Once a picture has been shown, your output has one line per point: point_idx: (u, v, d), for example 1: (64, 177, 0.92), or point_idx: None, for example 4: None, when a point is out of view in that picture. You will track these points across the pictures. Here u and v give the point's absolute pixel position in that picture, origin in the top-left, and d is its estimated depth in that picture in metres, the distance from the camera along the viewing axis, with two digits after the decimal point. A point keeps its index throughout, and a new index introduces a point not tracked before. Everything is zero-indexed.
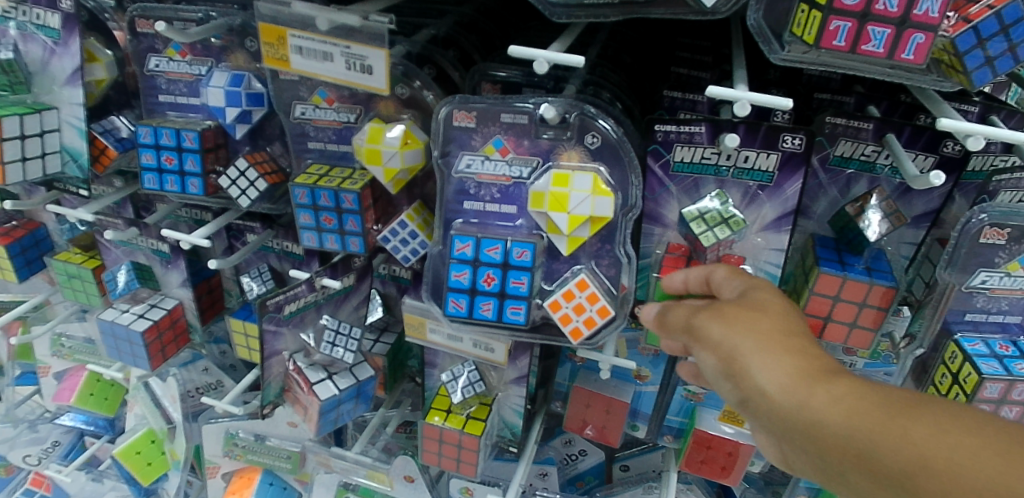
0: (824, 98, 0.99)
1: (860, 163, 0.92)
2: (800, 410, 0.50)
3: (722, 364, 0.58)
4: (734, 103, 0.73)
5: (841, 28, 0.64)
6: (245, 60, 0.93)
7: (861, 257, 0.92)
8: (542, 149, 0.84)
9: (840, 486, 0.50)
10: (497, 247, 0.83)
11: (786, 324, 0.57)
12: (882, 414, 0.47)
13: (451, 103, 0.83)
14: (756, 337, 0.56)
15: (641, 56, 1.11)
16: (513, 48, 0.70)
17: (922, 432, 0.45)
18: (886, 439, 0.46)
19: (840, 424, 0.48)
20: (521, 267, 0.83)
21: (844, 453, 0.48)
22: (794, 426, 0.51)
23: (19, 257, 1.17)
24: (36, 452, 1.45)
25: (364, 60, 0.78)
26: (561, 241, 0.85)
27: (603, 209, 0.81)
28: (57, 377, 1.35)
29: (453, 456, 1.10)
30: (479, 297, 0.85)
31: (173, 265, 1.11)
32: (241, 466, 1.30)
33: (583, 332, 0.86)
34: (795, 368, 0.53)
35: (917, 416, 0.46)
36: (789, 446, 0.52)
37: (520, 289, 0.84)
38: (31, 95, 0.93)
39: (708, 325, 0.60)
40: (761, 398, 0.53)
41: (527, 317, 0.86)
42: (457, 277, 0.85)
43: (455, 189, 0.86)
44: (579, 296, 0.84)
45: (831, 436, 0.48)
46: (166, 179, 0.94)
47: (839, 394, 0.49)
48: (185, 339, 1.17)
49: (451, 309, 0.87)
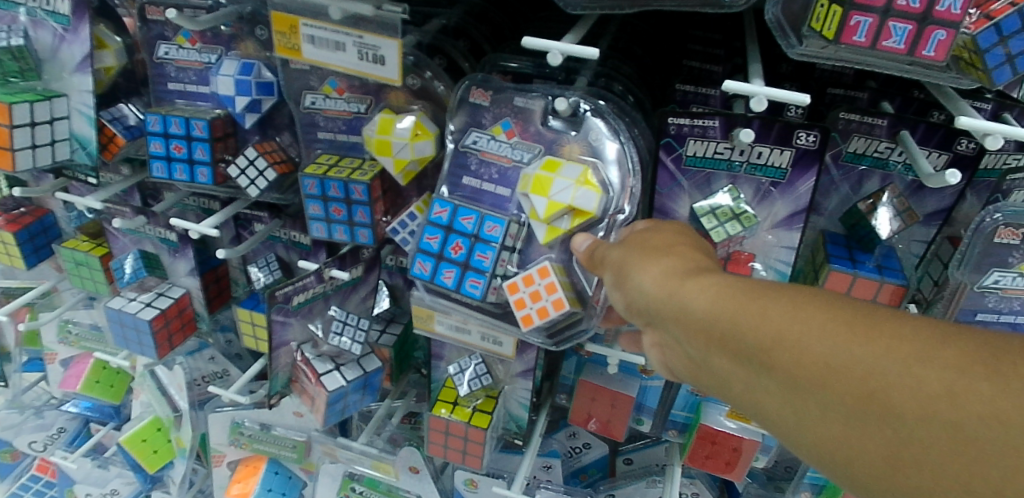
0: (838, 93, 0.98)
1: (872, 160, 0.91)
2: (671, 297, 0.56)
3: (617, 270, 0.65)
4: (751, 98, 0.73)
5: (862, 23, 0.63)
6: (254, 49, 0.92)
7: (872, 255, 0.92)
8: (547, 140, 0.84)
9: (705, 366, 0.56)
10: (472, 218, 0.82)
11: (676, 241, 0.64)
12: (736, 294, 0.52)
13: (470, 79, 0.85)
14: (648, 248, 0.63)
15: (654, 47, 1.09)
16: (525, 39, 0.70)
17: (765, 306, 0.50)
18: (738, 313, 0.51)
19: (703, 306, 0.53)
20: (489, 241, 0.82)
21: (703, 329, 0.53)
22: (666, 313, 0.57)
23: (27, 244, 1.17)
24: (42, 438, 1.45)
25: (376, 50, 0.78)
26: (538, 229, 0.82)
27: (585, 202, 0.78)
28: (63, 364, 1.36)
29: (459, 448, 1.10)
30: (443, 264, 0.84)
31: (181, 254, 1.11)
32: (246, 455, 1.30)
33: (533, 321, 0.81)
34: (675, 266, 0.59)
35: (773, 293, 0.50)
36: (666, 332, 0.58)
37: (483, 263, 0.82)
38: (41, 82, 0.92)
39: (609, 243, 0.68)
40: (643, 292, 0.59)
41: (483, 293, 0.83)
42: (428, 239, 0.84)
43: (456, 164, 0.86)
44: (538, 283, 0.79)
45: (693, 316, 0.54)
46: (174, 168, 0.93)
47: (706, 283, 0.55)
48: (192, 327, 1.18)
49: (416, 270, 0.85)
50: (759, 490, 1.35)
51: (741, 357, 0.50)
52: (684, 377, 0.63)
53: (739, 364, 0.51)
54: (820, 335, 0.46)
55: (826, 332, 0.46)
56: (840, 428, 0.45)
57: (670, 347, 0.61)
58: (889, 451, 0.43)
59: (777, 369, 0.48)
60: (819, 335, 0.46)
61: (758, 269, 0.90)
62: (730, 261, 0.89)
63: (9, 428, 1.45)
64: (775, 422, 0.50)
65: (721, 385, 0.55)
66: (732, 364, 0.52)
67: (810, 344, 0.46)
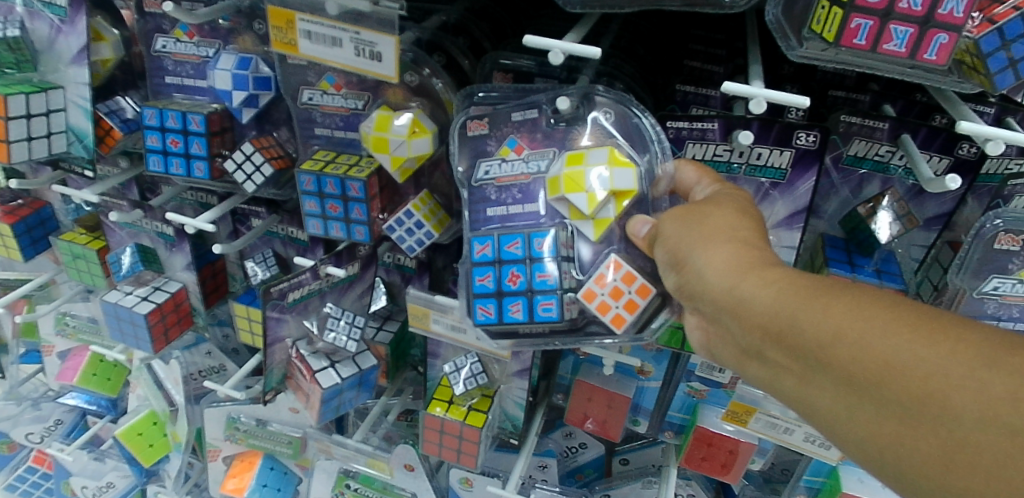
0: (839, 95, 0.98)
1: (873, 163, 0.90)
2: (740, 291, 0.58)
3: (673, 256, 0.66)
4: (750, 100, 0.72)
5: (862, 26, 0.62)
6: (253, 43, 0.91)
7: (871, 258, 0.92)
8: (557, 139, 0.83)
9: (757, 356, 0.59)
10: (517, 241, 0.79)
11: (743, 225, 0.65)
12: (801, 292, 0.54)
13: (464, 112, 0.84)
14: (706, 230, 0.64)
15: (657, 46, 1.09)
16: (528, 37, 0.70)
17: (828, 307, 0.52)
18: (809, 310, 0.52)
19: (776, 304, 0.55)
20: (544, 257, 0.78)
21: (770, 325, 0.55)
22: (733, 308, 0.58)
23: (24, 235, 1.17)
24: (38, 430, 1.45)
25: (373, 46, 0.77)
26: (586, 227, 0.79)
27: (625, 181, 0.76)
28: (60, 356, 1.36)
29: (453, 447, 1.10)
30: (508, 299, 0.79)
31: (178, 249, 1.11)
32: (242, 451, 1.30)
33: (625, 318, 0.76)
34: (738, 256, 0.61)
35: (837, 294, 0.53)
36: (722, 321, 0.61)
37: (548, 282, 0.78)
38: (37, 74, 0.91)
39: (662, 223, 0.69)
40: (705, 283, 0.61)
41: (560, 312, 0.78)
42: (480, 281, 0.81)
43: (476, 199, 0.84)
44: (613, 281, 0.76)
45: (754, 309, 0.56)
46: (171, 162, 0.93)
47: (768, 279, 0.57)
48: (188, 322, 1.17)
49: (480, 317, 0.81)
50: (755, 492, 1.35)
51: (806, 354, 0.53)
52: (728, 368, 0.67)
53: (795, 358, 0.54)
54: (895, 339, 0.47)
55: (901, 334, 0.47)
56: (892, 429, 0.47)
57: (724, 337, 0.64)
58: (943, 454, 0.44)
59: (841, 370, 0.50)
60: (894, 341, 0.47)
61: None
62: None
63: (6, 420, 1.45)
64: (828, 418, 0.53)
65: (779, 378, 0.57)
66: (793, 361, 0.54)
67: (882, 349, 0.47)
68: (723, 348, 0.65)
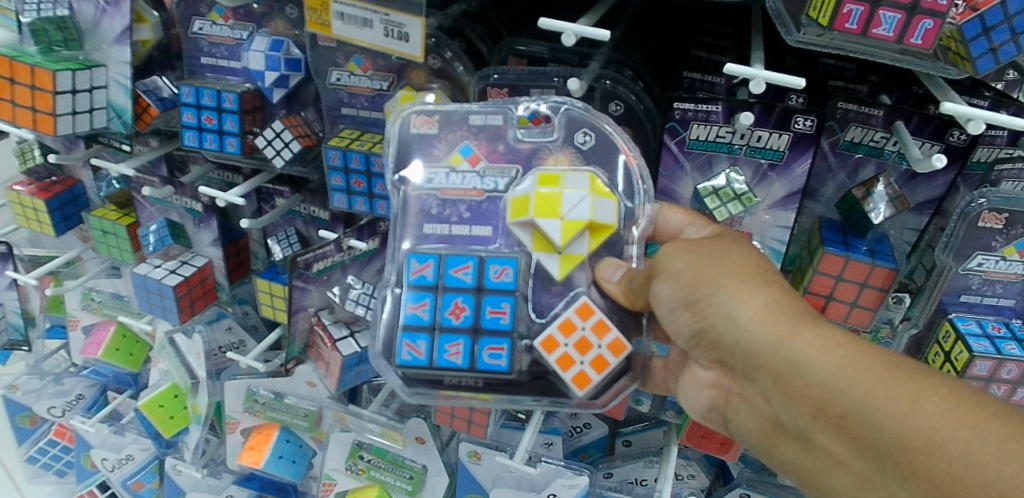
0: (839, 85, 1.03)
1: (869, 148, 0.96)
2: (776, 342, 0.64)
3: (687, 293, 0.72)
4: (751, 80, 0.81)
5: (853, 12, 0.69)
6: (284, 27, 0.97)
7: (865, 239, 0.97)
8: (523, 156, 0.84)
9: (804, 428, 0.63)
10: (467, 267, 0.81)
11: (766, 270, 0.72)
12: (856, 360, 0.59)
13: (484, 81, 0.93)
14: (731, 270, 0.71)
15: (666, 38, 1.14)
16: (542, 20, 0.77)
17: (889, 386, 0.56)
18: (854, 378, 0.58)
19: (814, 364, 0.61)
20: (500, 290, 0.80)
21: (809, 390, 0.61)
22: (771, 362, 0.64)
23: (57, 211, 1.22)
24: (60, 404, 1.52)
25: (401, 28, 0.83)
26: (551, 262, 0.81)
27: (605, 214, 0.79)
28: (85, 331, 1.41)
29: (464, 418, 1.21)
30: (448, 336, 0.80)
31: (206, 224, 1.16)
32: (259, 423, 1.34)
33: (589, 377, 0.79)
34: (770, 304, 0.67)
35: (899, 374, 0.57)
36: (769, 385, 0.66)
37: (500, 320, 0.80)
38: (83, 52, 0.97)
39: (672, 259, 0.75)
40: (737, 327, 0.67)
41: (509, 361, 0.79)
42: (416, 309, 0.82)
43: (418, 210, 0.84)
44: (583, 327, 0.78)
45: (804, 371, 0.61)
46: (205, 137, 0.99)
47: (819, 341, 0.62)
48: (213, 296, 1.23)
49: (408, 354, 0.80)
50: (751, 474, 1.38)
51: (849, 428, 0.58)
52: (760, 437, 0.73)
53: (850, 434, 0.58)
54: (954, 428, 0.52)
55: (963, 424, 0.52)
56: None
57: (759, 400, 0.70)
58: None
59: (892, 451, 0.54)
60: (954, 429, 0.51)
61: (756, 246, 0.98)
62: None
63: (30, 393, 1.51)
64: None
65: (820, 454, 0.63)
66: (834, 434, 0.60)
67: (942, 436, 0.52)
68: (756, 414, 0.72)
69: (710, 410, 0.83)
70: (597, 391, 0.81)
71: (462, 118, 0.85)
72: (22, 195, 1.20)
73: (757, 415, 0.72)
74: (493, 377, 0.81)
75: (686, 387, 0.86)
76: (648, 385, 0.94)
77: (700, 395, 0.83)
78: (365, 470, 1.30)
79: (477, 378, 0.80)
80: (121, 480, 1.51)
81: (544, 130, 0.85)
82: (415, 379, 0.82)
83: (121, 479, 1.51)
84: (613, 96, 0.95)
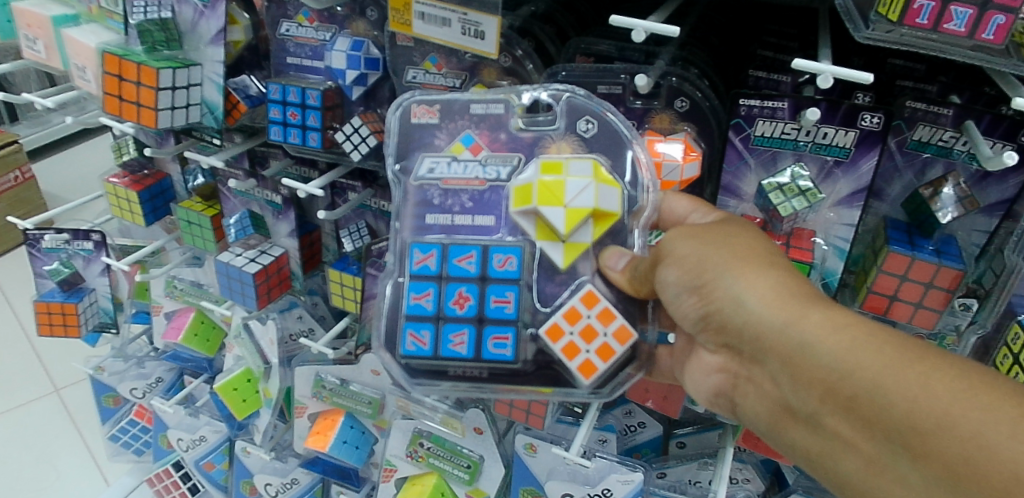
0: (907, 85, 1.01)
1: (937, 148, 0.94)
2: (784, 325, 0.68)
3: (694, 278, 0.77)
4: (818, 75, 0.82)
5: (925, 6, 0.70)
6: (365, 28, 1.03)
7: (931, 239, 0.96)
8: (525, 144, 0.90)
9: (815, 412, 0.67)
10: (472, 256, 0.86)
11: (772, 254, 0.76)
12: (862, 343, 0.62)
13: (553, 79, 0.97)
14: (738, 255, 0.75)
15: (731, 37, 1.15)
16: (614, 16, 0.80)
17: (899, 368, 0.59)
18: (864, 360, 0.61)
19: (822, 346, 0.65)
20: (505, 280, 0.85)
21: (818, 371, 0.64)
22: (779, 344, 0.69)
23: (148, 203, 1.32)
24: (141, 385, 1.62)
25: (478, 26, 0.87)
26: (556, 251, 0.86)
27: (608, 201, 0.83)
28: (167, 316, 1.50)
29: (523, 408, 1.24)
30: (456, 327, 0.86)
31: (284, 216, 1.23)
32: (325, 408, 1.41)
33: (594, 365, 0.85)
34: (777, 288, 0.71)
35: (908, 356, 0.59)
36: (781, 368, 0.70)
37: (505, 310, 0.86)
38: (182, 52, 1.05)
39: (680, 246, 0.80)
40: (745, 310, 0.72)
41: (514, 351, 0.85)
42: (420, 300, 0.87)
43: (419, 200, 0.90)
44: (588, 315, 0.84)
45: (811, 353, 0.65)
46: (289, 132, 1.05)
47: (826, 324, 0.66)
48: (288, 285, 1.30)
49: (413, 344, 0.86)
50: (809, 481, 1.35)
51: (860, 410, 0.61)
52: (769, 419, 0.78)
53: (859, 415, 0.61)
54: (966, 409, 0.54)
55: (975, 405, 0.54)
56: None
57: (767, 383, 0.75)
58: None
59: (904, 433, 0.57)
60: (966, 410, 0.54)
61: (820, 243, 0.96)
62: (794, 235, 0.96)
63: (115, 374, 1.62)
64: (883, 484, 0.61)
65: (829, 437, 0.66)
66: (845, 417, 0.63)
67: (954, 417, 0.54)
68: (764, 399, 0.78)
69: (717, 395, 0.89)
70: (601, 378, 0.86)
71: (463, 108, 0.91)
72: (118, 187, 1.30)
73: (766, 400, 0.78)
74: (498, 366, 0.87)
75: (693, 372, 0.91)
76: (655, 373, 0.97)
77: (706, 380, 0.89)
78: (424, 457, 1.36)
79: (482, 366, 0.86)
80: (194, 460, 1.60)
81: (547, 118, 0.90)
82: (419, 369, 0.89)
83: (194, 459, 1.60)
84: (678, 92, 0.96)
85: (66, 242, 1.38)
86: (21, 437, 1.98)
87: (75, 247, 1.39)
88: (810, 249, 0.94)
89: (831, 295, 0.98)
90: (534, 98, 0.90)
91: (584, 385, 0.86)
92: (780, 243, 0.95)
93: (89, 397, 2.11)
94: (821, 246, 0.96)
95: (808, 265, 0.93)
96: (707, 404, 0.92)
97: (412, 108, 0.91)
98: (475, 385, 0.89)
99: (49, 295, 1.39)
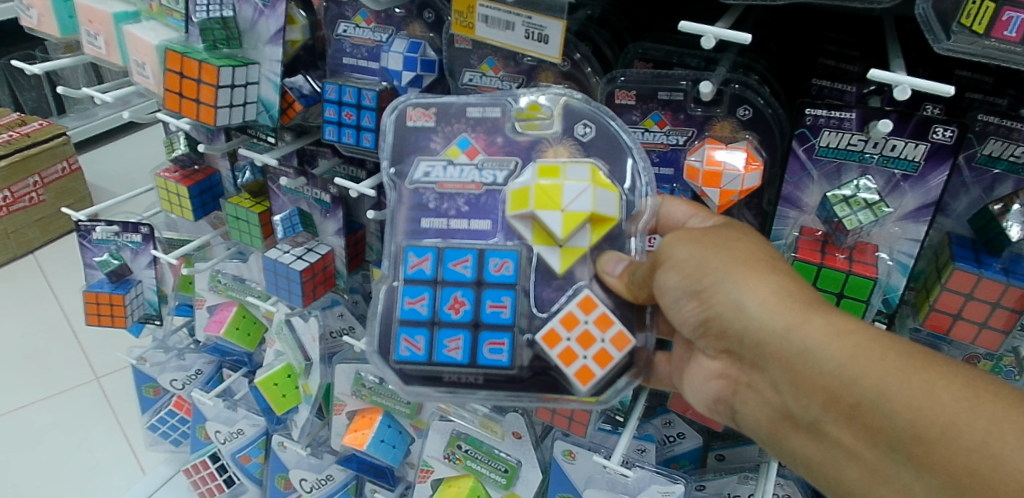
0: (976, 98, 0.96)
1: (1008, 164, 0.91)
2: (786, 331, 0.68)
3: (693, 283, 0.76)
4: (894, 87, 0.78)
5: (1014, 19, 0.67)
6: (421, 30, 1.04)
7: (999, 257, 0.90)
8: (522, 148, 0.89)
9: (816, 420, 0.67)
10: (467, 261, 0.86)
11: (772, 258, 0.76)
12: (863, 351, 0.63)
13: (613, 85, 0.95)
14: (738, 259, 0.75)
15: (790, 44, 1.13)
16: (683, 23, 0.77)
17: (902, 377, 0.60)
18: (868, 368, 0.62)
19: (825, 353, 0.65)
20: (500, 284, 0.85)
21: (821, 378, 0.65)
22: (782, 351, 0.69)
23: (197, 198, 1.33)
24: (182, 377, 1.65)
25: (542, 30, 0.86)
26: (553, 256, 0.84)
27: (607, 206, 0.82)
28: (209, 310, 1.52)
29: (566, 415, 1.23)
30: (450, 332, 0.86)
31: (331, 215, 1.24)
32: (364, 407, 1.41)
33: (593, 372, 0.82)
34: (778, 292, 0.71)
35: (910, 366, 0.60)
36: (781, 373, 0.70)
37: (501, 315, 0.85)
38: (241, 51, 1.06)
39: (676, 248, 0.79)
40: (746, 316, 0.72)
41: (510, 357, 0.84)
42: (413, 305, 0.87)
43: (413, 203, 0.89)
44: (585, 320, 0.82)
45: (813, 360, 0.65)
46: (344, 132, 1.05)
47: (829, 330, 0.66)
48: (331, 283, 1.30)
49: (406, 350, 0.86)
50: None
51: (863, 418, 0.62)
52: (769, 427, 0.77)
53: (860, 423, 0.62)
54: (971, 418, 0.56)
55: (981, 414, 0.56)
56: None
57: (767, 390, 0.74)
58: None
59: (910, 444, 0.59)
60: (971, 419, 0.56)
61: (885, 257, 0.93)
62: (857, 250, 0.92)
63: (156, 365, 1.65)
64: (884, 492, 0.62)
65: (830, 445, 0.67)
66: (847, 425, 0.64)
67: (958, 427, 0.56)
68: (764, 406, 0.76)
69: (717, 402, 0.87)
70: (600, 386, 0.84)
71: (460, 111, 0.90)
72: (169, 181, 1.32)
73: (766, 407, 0.77)
74: (493, 373, 0.85)
75: (692, 378, 0.91)
76: (654, 380, 0.97)
77: (706, 385, 0.88)
78: (462, 459, 1.35)
79: (477, 373, 0.85)
80: (231, 453, 1.62)
81: (546, 122, 0.89)
82: (413, 375, 0.87)
83: (231, 452, 1.62)
84: (741, 100, 0.94)
85: (116, 234, 1.40)
86: (62, 423, 2.03)
87: (124, 240, 1.41)
88: (874, 263, 0.90)
89: (893, 312, 0.96)
90: (531, 102, 0.89)
91: (582, 392, 0.83)
92: (842, 256, 0.91)
93: (128, 386, 2.15)
94: (886, 261, 0.93)
95: (873, 281, 0.88)
96: (706, 411, 0.91)
97: (407, 111, 0.91)
98: (467, 392, 0.87)
99: (97, 286, 1.41)
